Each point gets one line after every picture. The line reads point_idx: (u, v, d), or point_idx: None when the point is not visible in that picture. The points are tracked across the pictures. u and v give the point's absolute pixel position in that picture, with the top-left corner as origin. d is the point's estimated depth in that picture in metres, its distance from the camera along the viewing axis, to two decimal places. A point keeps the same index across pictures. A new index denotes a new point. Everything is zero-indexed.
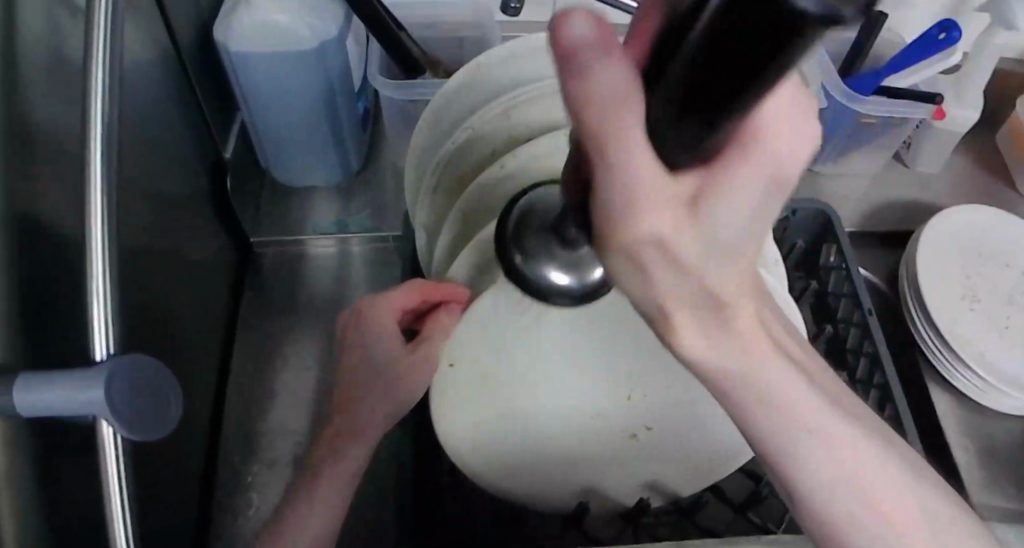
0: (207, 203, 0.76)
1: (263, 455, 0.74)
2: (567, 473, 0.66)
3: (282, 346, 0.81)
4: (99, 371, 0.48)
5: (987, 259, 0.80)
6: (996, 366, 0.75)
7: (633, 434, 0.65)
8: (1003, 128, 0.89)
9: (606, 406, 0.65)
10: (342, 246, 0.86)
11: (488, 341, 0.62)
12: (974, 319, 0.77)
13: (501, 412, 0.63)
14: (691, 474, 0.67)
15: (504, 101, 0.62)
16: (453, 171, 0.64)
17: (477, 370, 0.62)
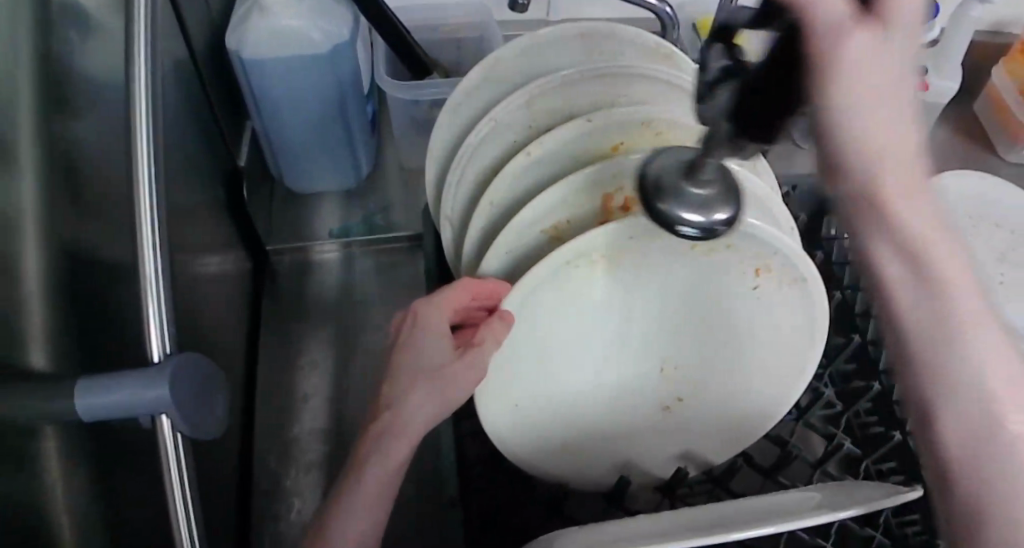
0: (226, 212, 0.76)
1: (299, 459, 0.75)
2: (607, 448, 0.69)
3: (307, 351, 0.81)
4: (161, 369, 0.46)
5: (977, 222, 0.86)
6: None
7: (666, 405, 0.69)
8: (981, 98, 0.99)
9: (641, 379, 0.68)
10: (346, 252, 0.86)
11: (530, 325, 0.62)
12: None
13: (544, 394, 0.65)
14: (722, 441, 0.71)
15: (524, 91, 0.63)
16: (478, 164, 0.65)
17: (522, 356, 0.63)
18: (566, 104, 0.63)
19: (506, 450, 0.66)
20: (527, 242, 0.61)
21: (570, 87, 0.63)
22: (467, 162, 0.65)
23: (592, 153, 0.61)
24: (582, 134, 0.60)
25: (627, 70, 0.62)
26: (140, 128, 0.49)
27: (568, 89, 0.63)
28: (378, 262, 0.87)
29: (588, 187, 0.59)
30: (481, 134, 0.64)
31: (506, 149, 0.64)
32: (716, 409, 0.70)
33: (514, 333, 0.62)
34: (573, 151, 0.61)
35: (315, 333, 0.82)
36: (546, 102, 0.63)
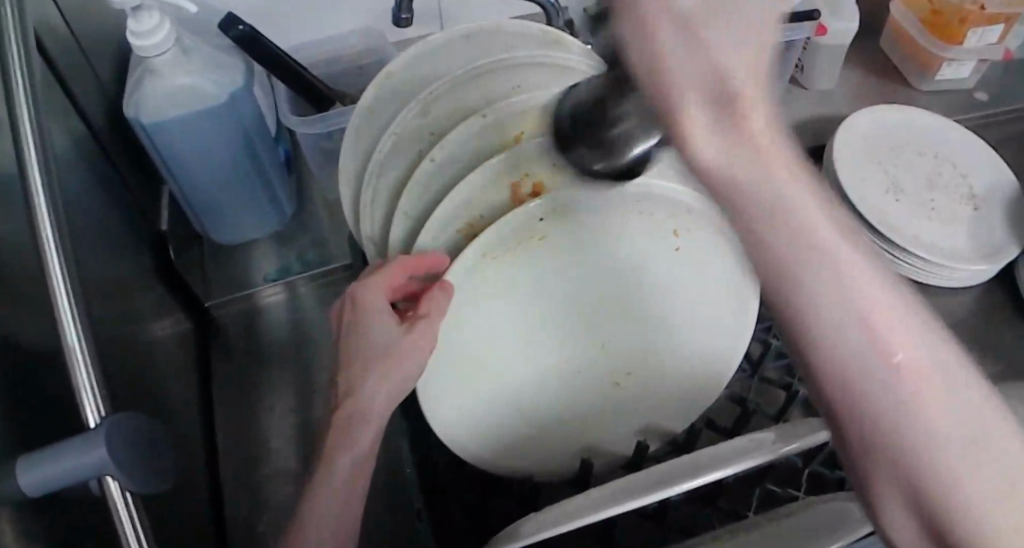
0: (154, 275, 0.77)
1: (269, 502, 0.76)
2: (565, 434, 0.70)
3: (262, 394, 0.82)
4: (99, 431, 0.47)
5: (898, 154, 0.90)
6: (930, 244, 0.84)
7: (615, 382, 0.71)
8: (887, 35, 1.04)
9: (581, 359, 0.70)
10: (291, 291, 0.86)
11: (467, 324, 0.64)
12: (900, 208, 0.86)
13: (488, 387, 0.67)
14: (682, 407, 0.72)
15: (420, 100, 0.65)
16: (389, 180, 0.66)
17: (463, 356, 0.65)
18: (460, 105, 0.65)
19: (464, 454, 0.66)
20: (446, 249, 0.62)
21: (462, 87, 0.65)
22: (376, 180, 0.66)
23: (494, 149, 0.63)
24: (480, 129, 0.62)
25: (512, 62, 0.64)
26: (39, 204, 0.50)
27: (461, 89, 0.65)
28: (320, 296, 0.87)
29: (492, 179, 0.61)
30: (384, 149, 0.65)
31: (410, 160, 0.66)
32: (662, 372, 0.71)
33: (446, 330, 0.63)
34: (473, 150, 0.62)
35: (269, 377, 0.83)
36: (441, 107, 0.65)
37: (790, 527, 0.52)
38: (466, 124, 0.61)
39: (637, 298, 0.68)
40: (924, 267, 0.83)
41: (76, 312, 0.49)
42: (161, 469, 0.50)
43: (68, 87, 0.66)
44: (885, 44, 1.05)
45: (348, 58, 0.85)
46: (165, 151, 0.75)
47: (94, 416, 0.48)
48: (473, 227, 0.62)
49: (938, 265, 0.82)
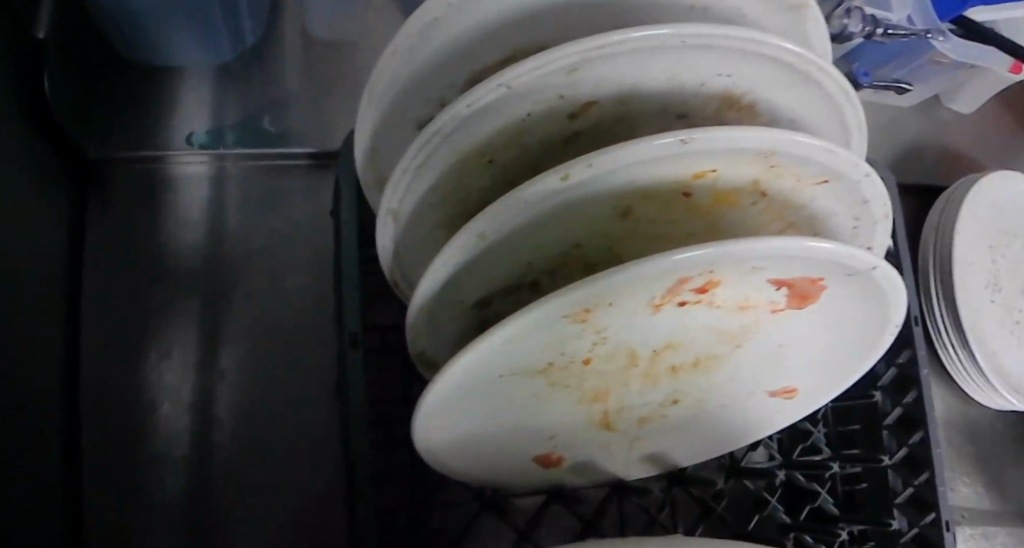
0: (16, 122, 0.47)
1: (146, 491, 0.54)
2: (566, 445, 0.52)
3: (151, 316, 0.57)
4: None
5: (1011, 238, 0.70)
6: (1004, 368, 0.67)
7: (672, 401, 0.49)
8: None
9: (653, 376, 0.46)
10: (217, 168, 0.60)
11: (527, 351, 0.40)
12: (991, 313, 0.67)
13: (502, 402, 0.44)
14: (700, 448, 0.56)
15: (576, 46, 0.36)
16: (465, 139, 0.41)
17: (505, 376, 0.42)
18: (629, 72, 0.39)
19: (419, 443, 0.44)
20: (523, 331, 0.37)
21: (647, 53, 0.37)
22: (439, 140, 0.41)
23: (666, 177, 0.38)
24: (661, 154, 0.36)
25: (744, 45, 0.38)
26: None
27: (646, 54, 0.38)
28: (254, 186, 0.61)
29: (660, 281, 0.36)
30: (476, 102, 0.39)
31: (504, 125, 0.40)
32: (687, 445, 0.55)
33: (485, 338, 0.37)
34: (629, 172, 0.37)
35: (169, 299, 0.58)
36: (596, 68, 0.38)
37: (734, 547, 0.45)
38: (643, 141, 0.36)
39: (779, 330, 0.44)
40: (982, 388, 0.67)
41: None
42: None
43: None
44: None
45: None
46: None
47: None
48: (593, 306, 0.37)
49: (999, 391, 0.65)
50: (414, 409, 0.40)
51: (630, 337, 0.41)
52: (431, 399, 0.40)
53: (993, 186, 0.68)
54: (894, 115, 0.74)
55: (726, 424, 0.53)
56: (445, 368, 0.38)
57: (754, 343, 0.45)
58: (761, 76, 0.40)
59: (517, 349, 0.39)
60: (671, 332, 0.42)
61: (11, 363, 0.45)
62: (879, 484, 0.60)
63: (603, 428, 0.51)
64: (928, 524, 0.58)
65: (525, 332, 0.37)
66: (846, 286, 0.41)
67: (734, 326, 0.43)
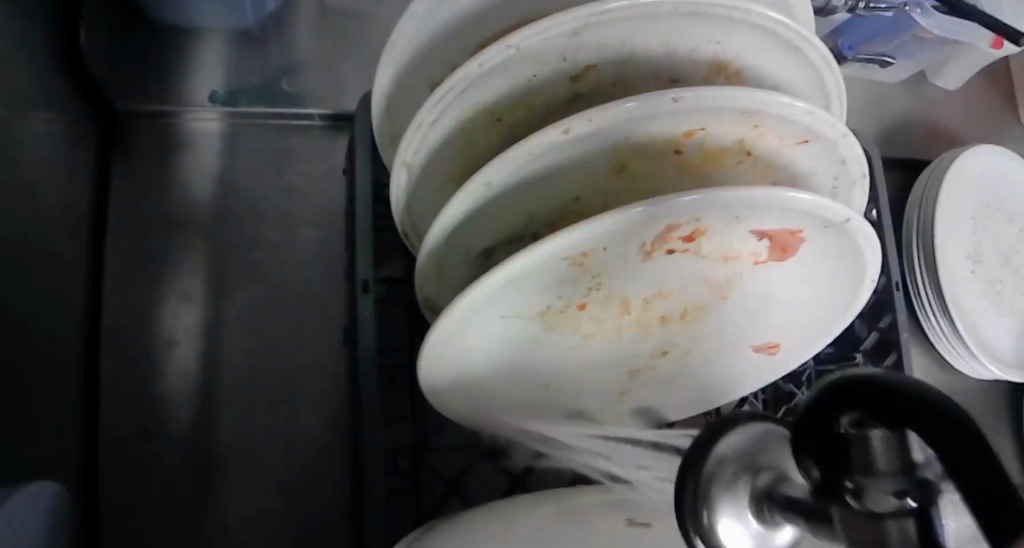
0: (49, 65, 0.50)
1: (161, 429, 0.57)
2: (562, 395, 0.55)
3: (167, 264, 0.60)
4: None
5: (992, 213, 0.74)
6: (982, 335, 0.71)
7: (662, 352, 0.53)
8: None
9: (645, 325, 0.50)
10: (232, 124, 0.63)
11: (528, 293, 0.43)
12: (972, 282, 0.71)
13: (503, 345, 0.47)
14: (688, 402, 0.59)
15: (580, 12, 0.40)
16: (473, 98, 0.44)
17: (508, 318, 0.45)
18: (627, 38, 0.42)
19: (425, 382, 0.47)
20: (526, 271, 0.40)
21: (643, 19, 0.41)
22: (452, 99, 0.44)
23: (659, 135, 0.42)
24: (655, 113, 0.40)
25: (731, 14, 0.41)
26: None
27: (643, 21, 0.41)
28: (272, 144, 0.64)
29: (651, 226, 0.39)
30: (487, 64, 0.42)
31: (512, 86, 0.44)
32: (674, 397, 0.59)
33: (491, 278, 0.40)
34: (625, 129, 0.41)
35: (189, 248, 0.60)
36: (596, 33, 0.41)
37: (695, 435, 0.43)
38: (639, 98, 0.39)
39: (761, 283, 0.48)
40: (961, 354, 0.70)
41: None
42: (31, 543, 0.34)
43: None
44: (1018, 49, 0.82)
45: None
46: None
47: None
48: (590, 250, 0.40)
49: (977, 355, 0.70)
50: (424, 345, 0.43)
51: (624, 283, 0.44)
52: (440, 337, 0.44)
53: (971, 161, 0.72)
54: (882, 95, 0.77)
55: (713, 377, 0.57)
56: (451, 304, 0.41)
57: (740, 295, 0.48)
58: (749, 44, 0.43)
59: (520, 291, 0.43)
60: (661, 279, 0.45)
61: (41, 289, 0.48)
62: None
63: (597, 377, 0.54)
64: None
65: (528, 272, 0.41)
66: (825, 241, 0.44)
67: (720, 278, 0.46)
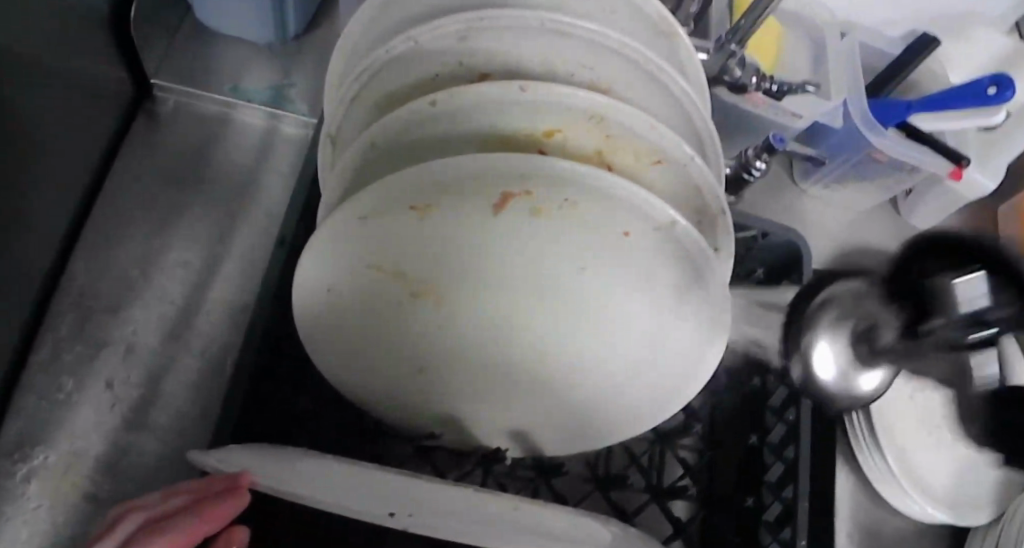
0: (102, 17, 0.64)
1: (94, 336, 0.65)
2: (434, 386, 0.57)
3: (151, 212, 0.71)
4: None
5: None
6: (908, 462, 0.67)
7: (531, 357, 0.56)
8: (1009, 202, 0.81)
9: (512, 312, 0.54)
10: (273, 123, 0.77)
11: (387, 239, 0.50)
12: (902, 405, 0.69)
13: (376, 296, 0.53)
14: (567, 435, 0.59)
15: (471, 18, 0.48)
16: (386, 86, 0.52)
17: (373, 264, 0.51)
18: (513, 52, 0.49)
19: (295, 309, 0.54)
20: (376, 202, 0.47)
21: (526, 33, 0.48)
22: (368, 78, 0.51)
23: (522, 127, 0.48)
24: (512, 101, 0.46)
25: (606, 42, 0.49)
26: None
27: (527, 35, 0.49)
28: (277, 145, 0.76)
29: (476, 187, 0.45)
30: (393, 50, 0.50)
31: (420, 78, 0.51)
32: (554, 426, 0.59)
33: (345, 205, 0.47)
34: (494, 114, 0.47)
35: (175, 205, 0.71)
36: (488, 40, 0.49)
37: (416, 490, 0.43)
38: (501, 84, 0.46)
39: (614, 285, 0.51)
40: (883, 473, 0.67)
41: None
42: None
43: None
44: (1003, 208, 0.81)
45: None
46: None
47: None
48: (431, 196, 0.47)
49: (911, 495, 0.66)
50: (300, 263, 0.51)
51: (480, 249, 0.50)
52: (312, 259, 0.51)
53: None
54: (848, 219, 0.79)
55: (588, 407, 0.57)
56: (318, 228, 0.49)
57: (592, 299, 0.52)
58: (621, 74, 0.50)
59: (381, 233, 0.49)
60: (515, 257, 0.51)
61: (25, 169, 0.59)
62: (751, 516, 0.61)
63: (469, 370, 0.57)
64: None
65: (378, 207, 0.47)
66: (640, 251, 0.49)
67: (571, 266, 0.50)
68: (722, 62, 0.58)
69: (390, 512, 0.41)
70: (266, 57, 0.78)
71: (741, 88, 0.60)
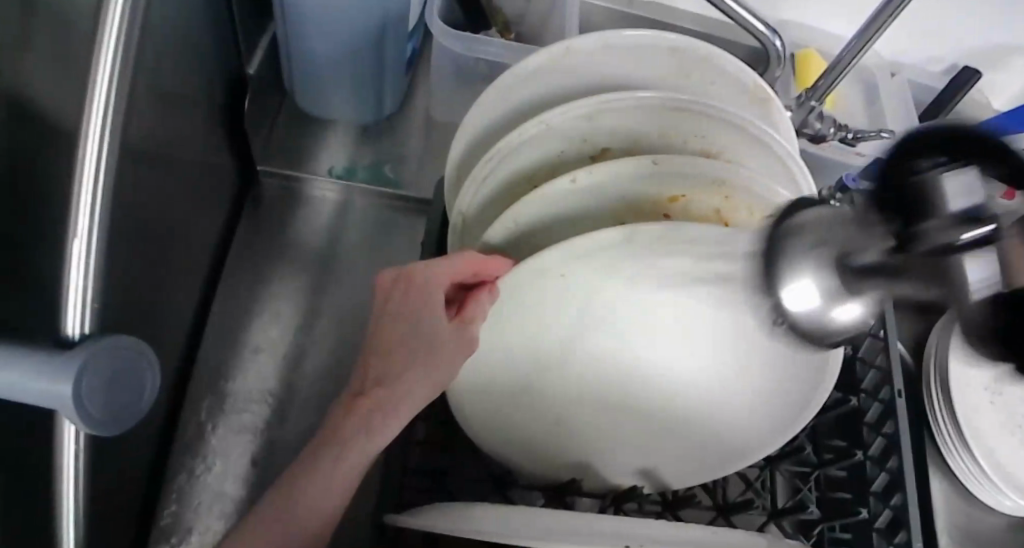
0: (220, 116, 0.67)
1: (230, 419, 0.69)
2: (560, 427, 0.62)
3: (265, 293, 0.74)
4: (69, 360, 0.38)
5: None
6: (1005, 465, 0.69)
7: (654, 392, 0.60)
8: None
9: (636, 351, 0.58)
10: (347, 197, 0.77)
11: (527, 304, 0.55)
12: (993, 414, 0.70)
13: (512, 348, 0.58)
14: (689, 469, 0.63)
15: (594, 103, 0.54)
16: (519, 165, 0.57)
17: (511, 323, 0.57)
18: (632, 127, 0.55)
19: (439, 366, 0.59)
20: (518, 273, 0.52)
21: (645, 110, 0.54)
22: (498, 161, 0.57)
23: (647, 197, 0.53)
24: (640, 176, 0.52)
25: (715, 112, 0.54)
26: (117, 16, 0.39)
27: (644, 113, 0.54)
28: (370, 215, 0.78)
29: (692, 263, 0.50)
30: (525, 134, 0.56)
31: (547, 158, 0.57)
32: (676, 461, 0.63)
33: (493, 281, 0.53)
34: (621, 187, 0.52)
35: (285, 280, 0.74)
36: (608, 119, 0.55)
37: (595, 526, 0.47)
38: (631, 159, 0.51)
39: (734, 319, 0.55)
40: (979, 477, 0.69)
41: (99, 174, 0.41)
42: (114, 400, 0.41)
43: None
44: None
45: None
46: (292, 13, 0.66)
47: (74, 331, 0.41)
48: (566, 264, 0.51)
49: (1004, 492, 0.68)
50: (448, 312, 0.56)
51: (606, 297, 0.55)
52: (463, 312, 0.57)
53: None
54: None
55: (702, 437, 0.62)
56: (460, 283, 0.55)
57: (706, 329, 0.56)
58: (730, 139, 0.55)
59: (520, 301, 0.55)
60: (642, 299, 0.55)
61: (168, 274, 0.61)
62: (864, 522, 0.65)
63: (598, 410, 0.61)
64: None
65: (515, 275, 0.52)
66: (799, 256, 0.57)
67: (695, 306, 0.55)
68: (803, 117, 0.64)
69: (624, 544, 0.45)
70: (356, 134, 0.80)
71: (820, 138, 0.66)
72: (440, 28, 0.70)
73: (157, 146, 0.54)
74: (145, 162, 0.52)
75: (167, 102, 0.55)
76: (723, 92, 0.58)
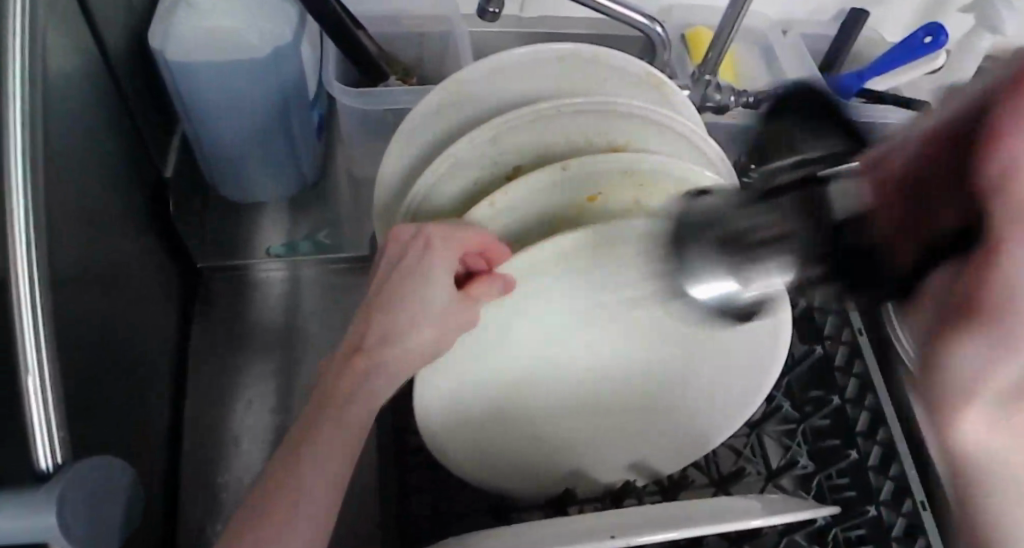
0: (149, 219, 0.68)
1: (226, 513, 0.67)
2: (546, 446, 0.63)
3: (235, 383, 0.73)
4: (47, 493, 0.38)
5: None
6: None
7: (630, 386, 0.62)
8: None
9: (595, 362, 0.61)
10: (295, 272, 0.78)
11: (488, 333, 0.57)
12: None
13: (478, 375, 0.59)
14: (677, 457, 0.64)
15: (495, 125, 0.56)
16: (440, 200, 0.59)
17: (472, 351, 0.58)
18: (536, 140, 0.57)
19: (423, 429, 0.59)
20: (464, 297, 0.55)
21: (544, 121, 0.56)
22: (418, 203, 0.58)
23: (565, 204, 0.55)
24: (554, 184, 0.53)
25: (613, 106, 0.56)
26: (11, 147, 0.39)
27: (544, 124, 0.56)
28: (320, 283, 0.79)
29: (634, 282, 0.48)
30: (437, 171, 0.57)
31: (466, 186, 0.58)
32: (666, 449, 0.64)
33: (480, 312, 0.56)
34: (537, 198, 0.54)
35: (250, 366, 0.74)
36: (514, 136, 0.56)
37: (589, 524, 0.48)
38: (541, 171, 0.53)
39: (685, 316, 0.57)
40: None
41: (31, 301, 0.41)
42: (102, 523, 0.41)
43: (94, 24, 0.58)
44: None
45: (411, 25, 0.80)
46: (195, 105, 0.67)
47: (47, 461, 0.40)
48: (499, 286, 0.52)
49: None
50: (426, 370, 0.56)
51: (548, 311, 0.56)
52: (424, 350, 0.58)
53: None
54: None
55: (683, 419, 0.63)
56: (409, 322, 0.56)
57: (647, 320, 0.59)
58: (634, 128, 0.57)
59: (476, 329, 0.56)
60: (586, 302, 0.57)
61: (132, 385, 0.61)
62: (855, 461, 0.66)
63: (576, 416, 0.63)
64: (909, 511, 0.61)
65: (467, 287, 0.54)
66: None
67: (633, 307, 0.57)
68: (703, 92, 0.65)
69: (611, 534, 0.46)
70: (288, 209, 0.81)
71: (725, 108, 0.66)
72: (339, 88, 0.72)
73: (88, 263, 0.54)
74: (78, 281, 0.52)
75: (88, 216, 0.55)
76: (618, 85, 0.60)
